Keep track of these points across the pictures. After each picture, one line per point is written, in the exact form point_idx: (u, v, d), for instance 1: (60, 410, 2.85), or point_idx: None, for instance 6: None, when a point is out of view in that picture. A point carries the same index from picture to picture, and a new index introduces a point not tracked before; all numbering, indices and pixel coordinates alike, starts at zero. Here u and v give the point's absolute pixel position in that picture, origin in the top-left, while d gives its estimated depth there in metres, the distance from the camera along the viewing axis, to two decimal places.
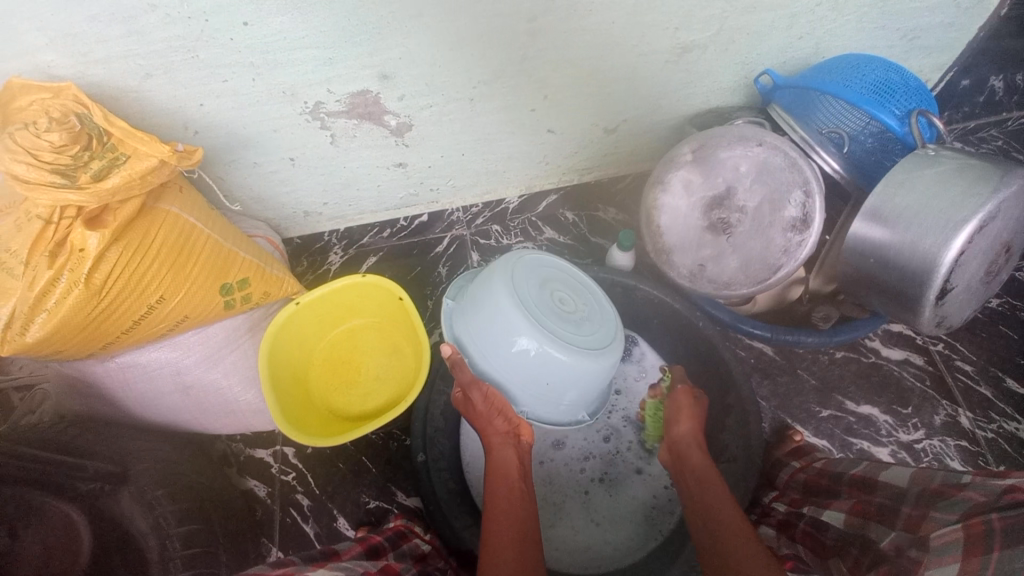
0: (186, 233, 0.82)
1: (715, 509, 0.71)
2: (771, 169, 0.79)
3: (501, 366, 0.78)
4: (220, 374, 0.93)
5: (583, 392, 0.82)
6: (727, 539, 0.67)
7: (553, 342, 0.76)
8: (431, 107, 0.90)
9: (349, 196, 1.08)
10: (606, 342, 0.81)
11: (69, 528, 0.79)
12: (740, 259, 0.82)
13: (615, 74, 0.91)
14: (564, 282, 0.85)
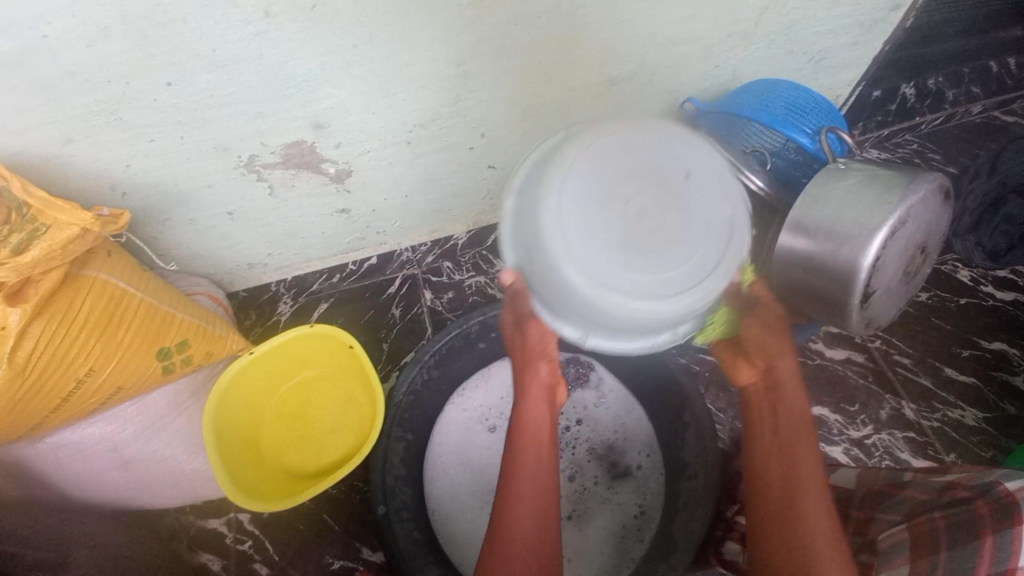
0: (117, 299, 0.79)
1: (795, 471, 0.68)
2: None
3: (546, 284, 0.65)
4: (164, 443, 0.88)
5: (679, 323, 0.67)
6: (796, 505, 0.66)
7: (630, 282, 0.61)
8: (369, 152, 0.90)
9: (295, 245, 1.06)
10: (694, 271, 0.63)
11: None
12: None
13: (548, 110, 0.94)
14: (641, 183, 0.63)
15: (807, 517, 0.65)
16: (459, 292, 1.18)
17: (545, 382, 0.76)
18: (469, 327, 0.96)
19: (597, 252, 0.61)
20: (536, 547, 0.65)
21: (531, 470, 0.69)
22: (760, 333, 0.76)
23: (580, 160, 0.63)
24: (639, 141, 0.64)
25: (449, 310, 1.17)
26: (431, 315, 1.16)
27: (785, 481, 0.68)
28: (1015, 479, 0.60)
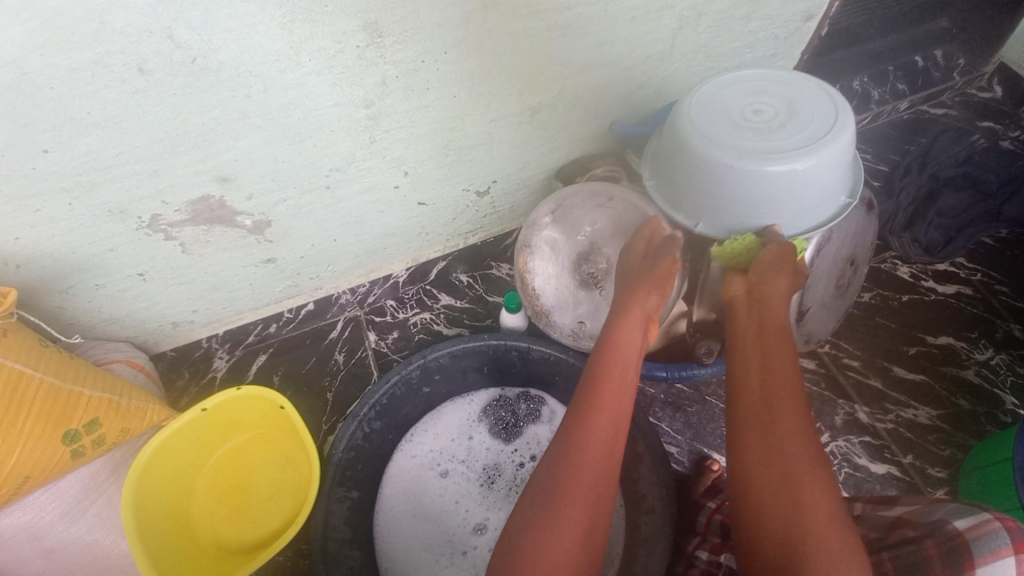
0: (12, 383, 0.72)
1: (771, 368, 0.59)
2: (627, 220, 0.79)
3: (671, 177, 0.75)
4: (83, 529, 0.81)
5: (779, 193, 0.68)
6: (772, 408, 0.56)
7: (731, 154, 0.68)
8: (285, 200, 0.87)
9: (222, 299, 1.01)
10: (778, 147, 0.67)
11: None
12: None
13: (474, 142, 0.92)
14: (787, 100, 0.71)
15: (788, 429, 0.54)
16: (404, 331, 1.14)
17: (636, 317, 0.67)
18: (409, 372, 0.91)
19: (730, 140, 0.69)
20: (601, 487, 0.56)
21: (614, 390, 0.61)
22: (777, 253, 0.67)
23: (746, 78, 0.74)
24: (770, 77, 0.74)
25: (395, 350, 1.12)
26: (376, 357, 1.11)
27: (765, 389, 0.57)
28: (964, 517, 0.55)
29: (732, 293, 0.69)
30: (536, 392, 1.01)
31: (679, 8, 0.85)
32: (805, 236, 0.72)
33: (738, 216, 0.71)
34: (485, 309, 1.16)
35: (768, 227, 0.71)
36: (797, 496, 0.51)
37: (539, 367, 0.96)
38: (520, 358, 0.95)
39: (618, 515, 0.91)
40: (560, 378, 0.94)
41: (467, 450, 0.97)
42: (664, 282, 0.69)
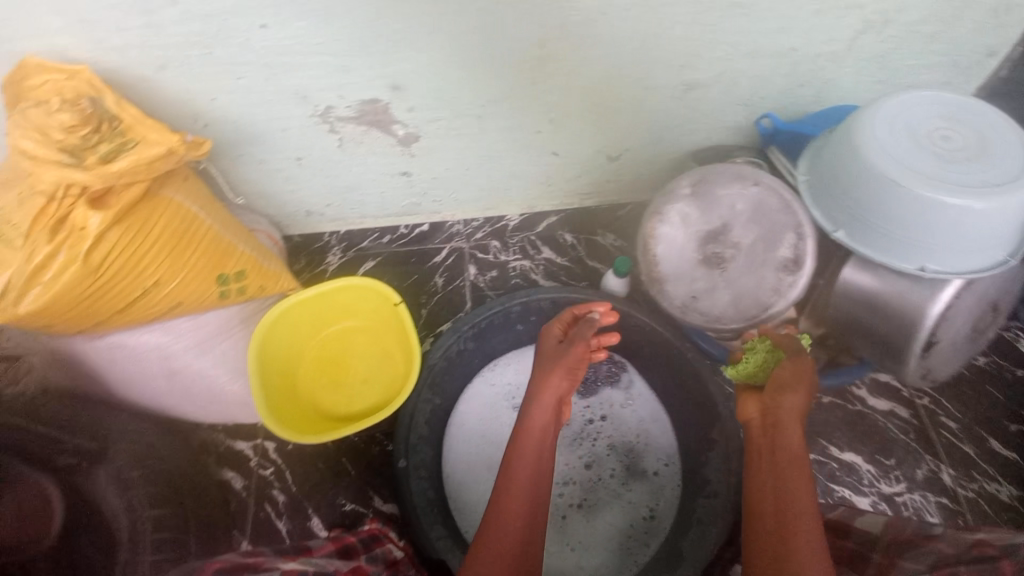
0: (187, 220, 0.82)
1: (788, 496, 0.59)
2: (767, 210, 0.80)
3: (826, 175, 0.75)
4: (209, 363, 0.92)
5: (925, 221, 0.67)
6: (788, 541, 0.56)
7: (894, 165, 0.67)
8: (438, 120, 0.92)
9: (354, 201, 1.10)
10: (946, 176, 0.66)
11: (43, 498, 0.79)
12: (732, 294, 0.82)
13: (622, 105, 0.93)
14: (979, 135, 0.69)
15: (795, 552, 0.55)
16: (502, 273, 1.19)
17: (550, 393, 0.75)
18: (510, 307, 0.96)
19: (900, 153, 0.68)
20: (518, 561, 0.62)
21: (519, 470, 0.68)
22: (790, 371, 0.68)
23: (942, 103, 0.72)
24: (972, 109, 0.71)
25: (491, 287, 1.18)
26: (472, 289, 1.17)
27: (778, 510, 0.59)
28: None
29: (750, 418, 0.70)
30: (619, 358, 1.05)
31: (870, 9, 0.82)
32: (934, 273, 0.70)
33: (875, 230, 0.70)
34: (582, 271, 1.19)
35: (902, 249, 0.70)
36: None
37: (629, 335, 0.99)
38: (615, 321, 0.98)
39: (673, 494, 0.94)
40: (649, 351, 0.99)
41: None
42: (571, 363, 0.77)
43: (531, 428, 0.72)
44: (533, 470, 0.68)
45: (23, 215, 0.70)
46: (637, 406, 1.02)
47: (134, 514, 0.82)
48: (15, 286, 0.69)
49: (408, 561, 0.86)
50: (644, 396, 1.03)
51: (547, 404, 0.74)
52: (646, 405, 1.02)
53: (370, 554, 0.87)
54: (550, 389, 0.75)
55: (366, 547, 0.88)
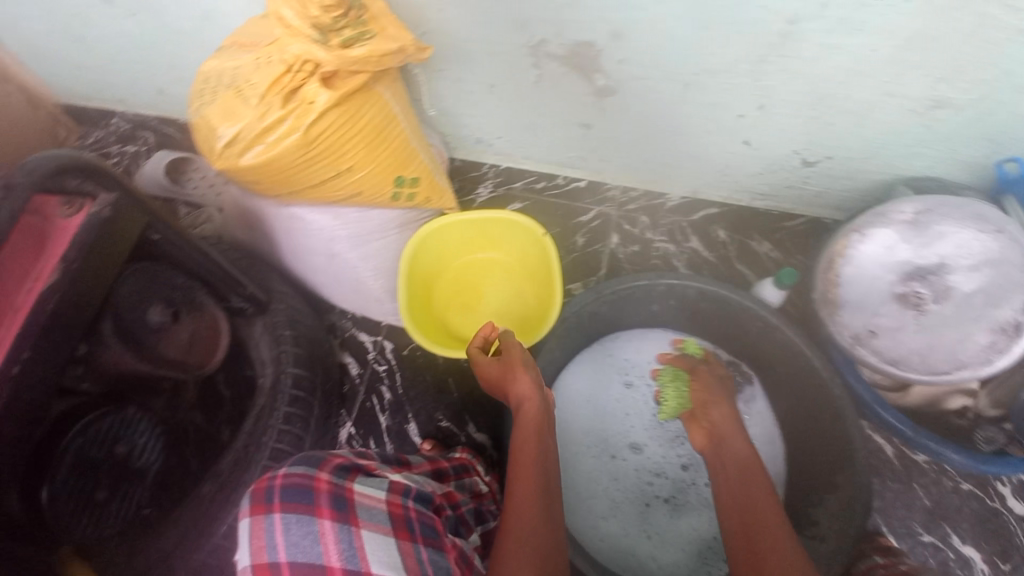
0: (388, 119, 0.85)
1: (751, 499, 0.71)
2: (1002, 265, 0.73)
3: None
4: (364, 255, 0.99)
5: None
6: (753, 540, 0.66)
7: None
8: (643, 79, 0.86)
9: (524, 141, 1.10)
10: None
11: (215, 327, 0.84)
12: (924, 342, 0.76)
13: (848, 108, 0.83)
14: None
15: (753, 518, 0.69)
16: (644, 249, 1.16)
17: (528, 393, 0.77)
18: (655, 285, 0.93)
19: None
20: (543, 539, 0.61)
21: (526, 469, 0.68)
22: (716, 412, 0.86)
23: None
24: None
25: (629, 261, 1.15)
26: (610, 257, 1.16)
27: (748, 496, 0.71)
28: None
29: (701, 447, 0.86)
30: (746, 371, 1.00)
31: None
32: None
33: None
34: (726, 271, 1.12)
35: None
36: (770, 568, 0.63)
37: (768, 350, 0.93)
38: (758, 332, 0.92)
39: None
40: (781, 374, 0.93)
41: None
42: (524, 362, 0.81)
43: (526, 430, 0.73)
44: (533, 465, 0.68)
45: (264, 77, 0.76)
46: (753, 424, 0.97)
47: (279, 367, 0.89)
48: (244, 140, 0.77)
49: (489, 498, 0.86)
50: (763, 417, 0.97)
51: (530, 408, 0.76)
52: (764, 429, 0.95)
53: (459, 480, 0.83)
54: (524, 391, 0.78)
55: (456, 474, 0.83)
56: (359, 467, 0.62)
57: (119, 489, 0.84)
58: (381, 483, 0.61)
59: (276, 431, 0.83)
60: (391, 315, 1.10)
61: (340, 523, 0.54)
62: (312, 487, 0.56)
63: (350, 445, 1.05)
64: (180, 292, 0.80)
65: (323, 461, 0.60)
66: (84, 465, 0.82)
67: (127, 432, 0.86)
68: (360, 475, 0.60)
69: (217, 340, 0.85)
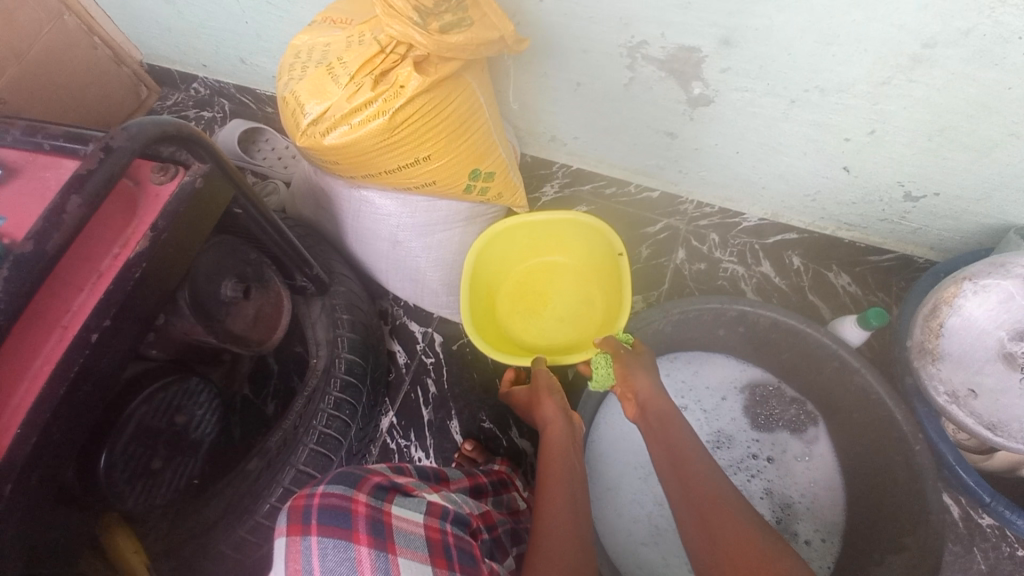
0: (473, 110, 0.82)
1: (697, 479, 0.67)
2: None
3: None
4: (427, 245, 0.97)
5: None
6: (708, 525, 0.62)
7: None
8: (744, 92, 0.81)
9: (601, 143, 1.06)
10: None
11: (278, 304, 0.80)
12: None
13: (971, 143, 0.75)
14: None
15: (706, 484, 0.66)
16: (710, 268, 1.12)
17: (552, 416, 0.81)
18: (727, 310, 0.88)
19: None
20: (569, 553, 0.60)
21: (553, 491, 0.69)
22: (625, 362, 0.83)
23: None
24: None
25: (694, 279, 1.12)
26: (674, 272, 1.12)
27: (676, 447, 0.71)
28: None
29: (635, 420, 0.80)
30: (814, 412, 0.94)
31: None
32: None
33: None
34: (797, 301, 1.08)
35: None
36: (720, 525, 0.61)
37: (838, 391, 0.87)
38: (833, 374, 0.86)
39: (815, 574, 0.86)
40: (855, 419, 0.86)
41: (715, 405, 0.96)
42: (549, 387, 0.84)
43: (551, 456, 0.74)
44: (558, 485, 0.70)
45: (357, 57, 0.74)
46: (815, 467, 0.92)
47: (334, 351, 0.88)
48: (330, 119, 0.75)
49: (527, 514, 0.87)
50: (825, 459, 0.92)
51: (556, 430, 0.78)
52: (824, 468, 0.91)
53: (497, 497, 0.84)
54: (549, 413, 0.81)
55: (494, 490, 0.85)
56: (397, 487, 0.66)
57: (172, 461, 0.75)
58: (419, 505, 0.64)
59: (326, 415, 0.83)
60: (444, 309, 1.07)
61: (377, 551, 0.56)
62: (352, 509, 0.59)
63: (391, 433, 1.04)
64: (251, 268, 0.75)
65: (363, 481, 0.63)
66: (147, 432, 0.71)
67: (188, 402, 0.76)
68: (399, 496, 0.64)
69: (278, 316, 0.80)
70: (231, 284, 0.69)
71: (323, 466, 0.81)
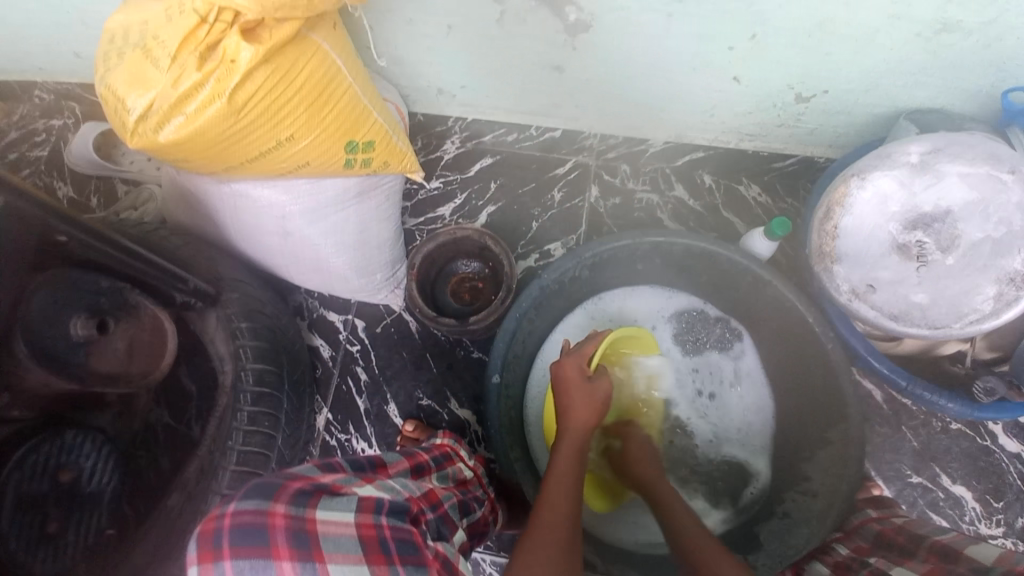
0: (331, 74, 0.73)
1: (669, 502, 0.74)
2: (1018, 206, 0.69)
3: None
4: (322, 230, 0.89)
5: None
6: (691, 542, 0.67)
7: None
8: (621, 12, 0.75)
9: (492, 88, 0.98)
10: None
11: (156, 330, 0.81)
12: (929, 296, 0.73)
13: (852, 35, 0.73)
14: None
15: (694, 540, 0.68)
16: (626, 201, 1.10)
17: (581, 424, 0.71)
18: (639, 244, 0.85)
19: None
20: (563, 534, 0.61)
21: (547, 517, 0.63)
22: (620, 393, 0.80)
23: None
24: None
25: (611, 216, 1.09)
26: (590, 212, 1.10)
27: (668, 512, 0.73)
28: None
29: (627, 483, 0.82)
30: (735, 324, 0.95)
31: None
32: None
33: None
34: (714, 221, 1.08)
35: None
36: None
37: (757, 304, 0.88)
38: (749, 288, 0.86)
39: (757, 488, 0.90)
40: (773, 327, 0.88)
41: None
42: (596, 397, 0.74)
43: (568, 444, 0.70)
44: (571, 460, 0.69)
45: (174, 32, 0.64)
46: (745, 380, 0.94)
47: (238, 363, 0.81)
48: (158, 112, 0.65)
49: (474, 483, 0.82)
50: (753, 368, 0.94)
51: (570, 447, 0.70)
52: (753, 379, 0.94)
53: (441, 472, 0.76)
54: (578, 420, 0.71)
55: (437, 465, 0.77)
56: (322, 488, 0.55)
57: (72, 519, 0.79)
58: (349, 503, 0.54)
59: (241, 434, 0.78)
60: (358, 293, 1.01)
61: (302, 565, 0.47)
62: (268, 525, 0.48)
63: (328, 430, 1.01)
64: (107, 298, 0.78)
65: (280, 490, 0.52)
66: (32, 499, 0.78)
67: (71, 458, 0.81)
68: (324, 498, 0.53)
69: (161, 342, 0.82)
70: (77, 322, 0.74)
71: (248, 482, 0.77)
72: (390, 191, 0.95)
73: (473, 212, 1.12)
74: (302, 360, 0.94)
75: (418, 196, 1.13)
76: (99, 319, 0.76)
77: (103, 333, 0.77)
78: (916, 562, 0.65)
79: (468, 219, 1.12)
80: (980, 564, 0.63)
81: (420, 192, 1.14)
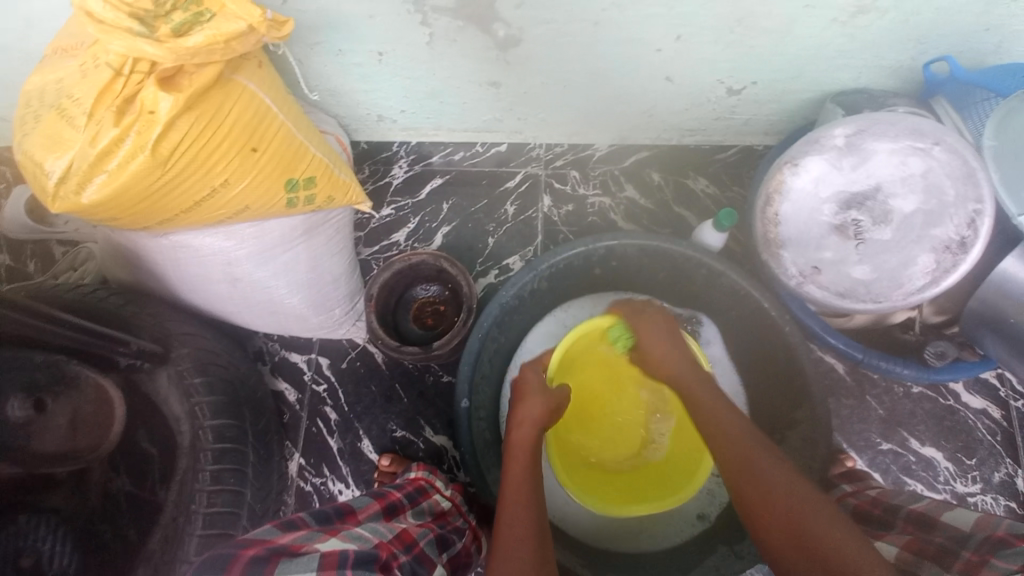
0: (262, 115, 0.71)
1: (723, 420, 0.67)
2: (941, 177, 0.72)
3: None
4: (270, 273, 0.86)
5: None
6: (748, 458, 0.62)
7: None
8: (548, 24, 0.75)
9: (431, 110, 0.97)
10: None
11: (102, 401, 0.80)
12: (870, 270, 0.75)
13: (771, 25, 0.74)
14: None
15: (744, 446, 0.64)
16: (579, 207, 1.10)
17: (528, 421, 0.72)
18: (594, 250, 0.85)
19: None
20: (528, 515, 0.62)
21: (509, 524, 0.61)
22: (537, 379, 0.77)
23: None
24: None
25: (566, 223, 1.10)
26: (544, 222, 1.10)
27: (715, 436, 0.66)
28: None
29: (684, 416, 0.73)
30: (695, 314, 0.96)
31: None
32: None
33: None
34: (666, 217, 1.09)
35: None
36: (809, 527, 0.55)
37: (717, 295, 0.89)
38: (705, 280, 0.87)
39: None
40: (734, 315, 0.89)
41: None
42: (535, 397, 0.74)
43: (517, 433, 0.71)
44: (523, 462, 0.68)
45: (89, 89, 0.63)
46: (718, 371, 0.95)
47: (195, 423, 0.78)
48: (78, 172, 0.63)
49: (454, 513, 0.80)
50: (722, 358, 0.95)
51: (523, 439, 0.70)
52: (722, 366, 0.94)
53: (416, 509, 0.74)
54: (523, 423, 0.72)
55: (411, 502, 0.74)
56: (280, 551, 0.52)
57: None
58: (311, 563, 0.50)
59: (205, 495, 0.76)
60: (319, 330, 0.99)
61: None
62: None
63: (302, 476, 0.98)
64: (44, 372, 0.78)
65: (233, 561, 0.49)
66: None
67: (28, 543, 0.76)
68: (281, 561, 0.50)
69: (109, 414, 0.80)
70: (13, 403, 0.75)
71: (219, 545, 0.76)
72: (339, 225, 0.92)
73: (428, 234, 1.11)
74: (266, 406, 0.91)
75: (371, 225, 1.12)
76: (34, 399, 0.76)
77: (43, 412, 0.77)
78: (895, 535, 0.67)
79: (423, 242, 1.11)
80: (958, 533, 0.62)
81: (373, 221, 1.12)
